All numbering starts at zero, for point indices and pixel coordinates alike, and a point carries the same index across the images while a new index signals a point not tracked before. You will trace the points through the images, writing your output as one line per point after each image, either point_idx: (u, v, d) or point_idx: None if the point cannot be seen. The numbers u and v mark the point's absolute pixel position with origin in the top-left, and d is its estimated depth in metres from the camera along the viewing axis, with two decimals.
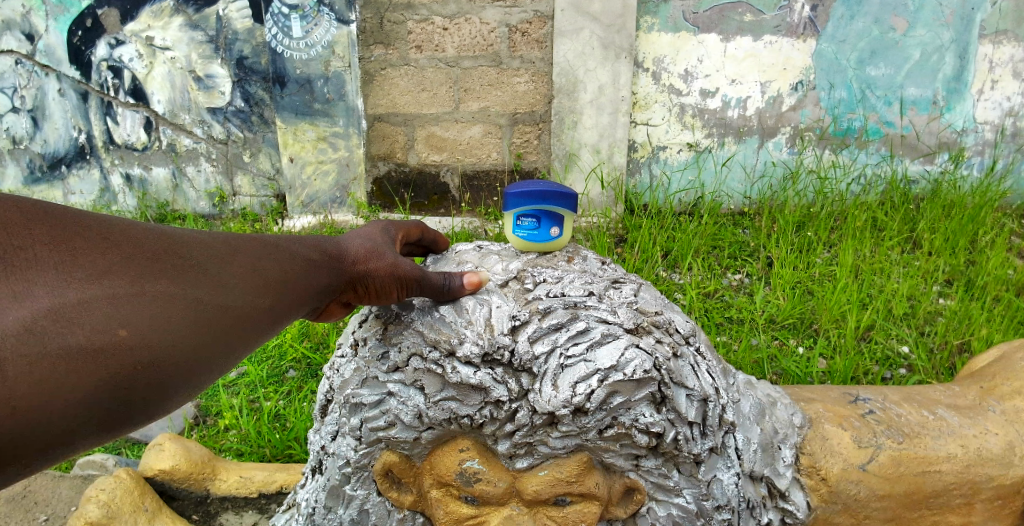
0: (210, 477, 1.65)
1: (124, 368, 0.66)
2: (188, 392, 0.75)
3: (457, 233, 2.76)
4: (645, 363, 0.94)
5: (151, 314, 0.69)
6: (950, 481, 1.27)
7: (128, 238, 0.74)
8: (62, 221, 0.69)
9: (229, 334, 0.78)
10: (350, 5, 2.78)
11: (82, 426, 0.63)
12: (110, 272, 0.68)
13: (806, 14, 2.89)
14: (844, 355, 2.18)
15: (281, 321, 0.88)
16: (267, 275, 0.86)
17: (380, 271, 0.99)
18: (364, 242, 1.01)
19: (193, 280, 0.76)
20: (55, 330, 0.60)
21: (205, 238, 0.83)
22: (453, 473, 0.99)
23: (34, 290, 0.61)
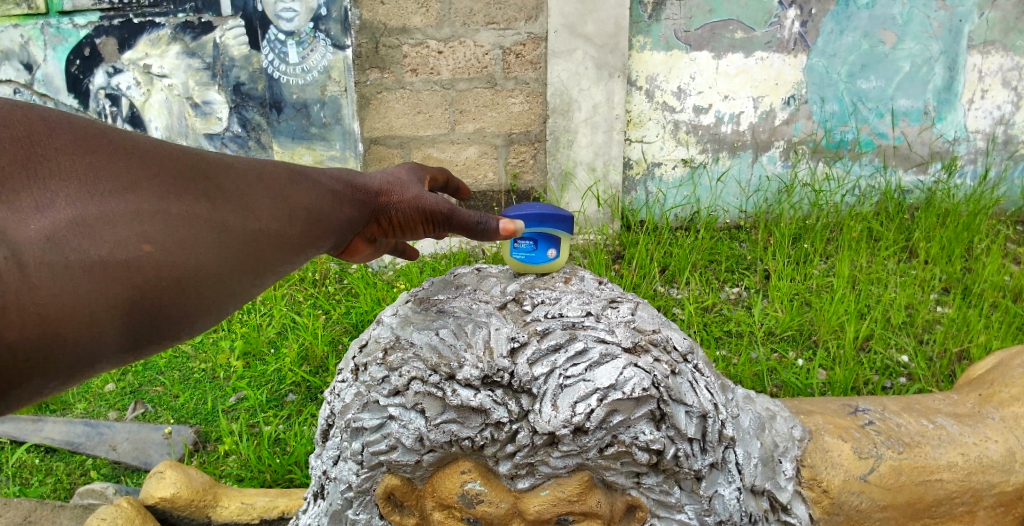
0: (212, 503, 1.64)
1: (149, 285, 0.66)
2: (213, 315, 0.77)
3: (454, 253, 2.79)
4: (643, 381, 0.95)
5: (176, 233, 0.70)
6: (952, 490, 1.27)
7: (152, 155, 0.74)
8: (84, 134, 0.69)
9: (254, 259, 0.80)
10: (346, 30, 2.84)
11: (109, 340, 0.64)
12: (133, 188, 0.69)
13: (796, 30, 2.93)
14: (844, 365, 2.18)
15: (299, 253, 0.89)
16: (291, 203, 0.89)
17: (402, 205, 1.09)
18: (388, 176, 1.11)
19: (217, 203, 0.77)
20: (77, 243, 0.61)
21: (230, 163, 0.84)
22: (454, 495, 0.99)
23: (54, 202, 0.61)
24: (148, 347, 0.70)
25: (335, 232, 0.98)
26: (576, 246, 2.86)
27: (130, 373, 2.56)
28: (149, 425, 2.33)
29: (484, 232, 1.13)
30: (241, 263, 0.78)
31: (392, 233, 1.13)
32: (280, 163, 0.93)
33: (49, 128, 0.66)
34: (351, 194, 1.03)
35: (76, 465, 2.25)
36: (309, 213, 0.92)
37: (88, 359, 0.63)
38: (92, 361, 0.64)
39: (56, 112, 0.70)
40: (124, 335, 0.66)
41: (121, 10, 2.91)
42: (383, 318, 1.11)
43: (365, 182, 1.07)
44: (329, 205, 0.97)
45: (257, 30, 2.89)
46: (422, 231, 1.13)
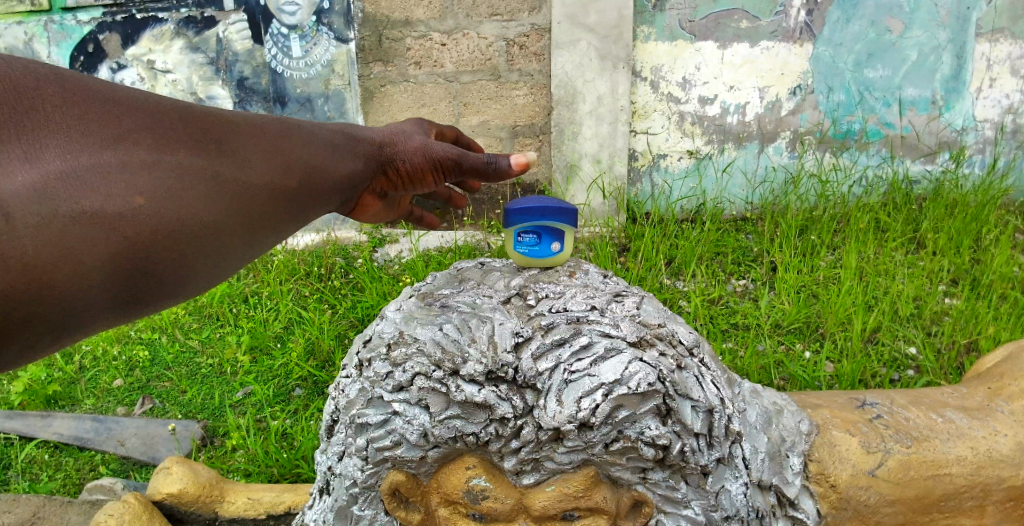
0: (218, 499, 1.65)
1: (140, 236, 0.72)
2: (205, 268, 0.82)
3: (459, 246, 2.78)
4: (649, 376, 0.94)
5: (164, 186, 0.75)
6: (961, 484, 1.26)
7: (140, 110, 0.79)
8: (74, 88, 0.73)
9: (241, 212, 0.86)
10: (348, 23, 2.85)
11: (104, 290, 0.70)
12: (121, 141, 0.74)
13: (802, 19, 2.90)
14: (851, 358, 2.17)
15: (285, 209, 0.95)
16: (276, 159, 0.94)
17: (408, 155, 1.22)
18: (390, 131, 1.23)
19: (205, 157, 0.83)
20: (69, 195, 0.66)
21: (218, 119, 0.89)
22: (460, 491, 0.99)
23: (46, 153, 0.66)
24: (143, 298, 0.76)
25: (321, 189, 1.04)
26: (582, 240, 2.84)
27: (137, 369, 2.56)
28: (157, 420, 2.34)
29: (495, 172, 1.20)
30: (228, 217, 0.83)
31: (402, 183, 1.24)
32: (266, 121, 0.98)
33: (41, 81, 0.71)
34: (334, 151, 1.09)
35: (85, 460, 2.27)
36: (294, 170, 0.97)
37: (84, 307, 0.69)
38: (89, 308, 0.69)
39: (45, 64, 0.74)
40: (120, 285, 0.71)
41: (124, 6, 2.90)
42: (386, 313, 1.11)
43: (365, 136, 1.18)
44: (313, 161, 1.02)
45: (259, 24, 2.89)
46: (431, 179, 1.24)
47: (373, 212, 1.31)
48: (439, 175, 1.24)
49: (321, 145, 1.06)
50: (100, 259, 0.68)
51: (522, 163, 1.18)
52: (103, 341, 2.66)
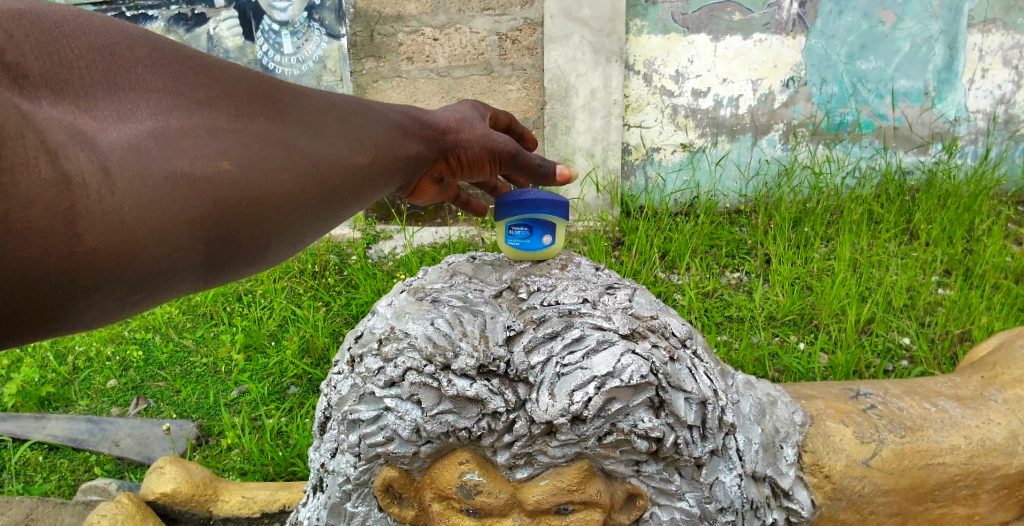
0: (212, 498, 1.64)
1: (225, 203, 0.66)
2: (283, 244, 0.75)
3: (454, 242, 2.77)
4: (641, 368, 0.94)
5: (251, 152, 0.69)
6: (955, 473, 1.26)
7: (232, 77, 0.74)
8: (168, 52, 0.70)
9: (327, 187, 0.77)
10: (340, 19, 2.83)
11: (183, 259, 0.64)
12: (211, 105, 0.69)
13: (794, 11, 2.90)
14: (846, 350, 2.17)
15: (374, 186, 0.86)
16: (363, 133, 0.85)
17: (471, 143, 1.08)
18: (454, 114, 1.08)
19: (292, 127, 0.75)
20: (155, 154, 0.62)
21: (305, 90, 0.82)
22: (453, 486, 0.98)
23: (137, 113, 0.64)
24: (220, 271, 0.70)
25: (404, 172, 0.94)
26: (576, 234, 2.84)
27: (131, 369, 2.55)
28: (152, 420, 2.33)
29: (542, 177, 1.17)
30: (313, 190, 0.75)
31: (459, 170, 1.10)
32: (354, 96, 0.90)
33: (135, 42, 0.68)
34: (412, 131, 0.97)
35: (80, 461, 2.25)
36: (381, 146, 0.88)
37: (162, 276, 0.63)
38: (165, 278, 0.64)
39: (139, 27, 0.71)
40: (198, 255, 0.66)
41: (112, 3, 2.87)
42: (377, 308, 1.10)
43: (434, 119, 1.03)
44: (399, 139, 0.93)
45: (250, 20, 2.87)
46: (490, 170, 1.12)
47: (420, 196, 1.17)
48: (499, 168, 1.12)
49: (401, 122, 0.95)
50: (181, 225, 0.62)
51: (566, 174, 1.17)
52: (95, 343, 2.66)
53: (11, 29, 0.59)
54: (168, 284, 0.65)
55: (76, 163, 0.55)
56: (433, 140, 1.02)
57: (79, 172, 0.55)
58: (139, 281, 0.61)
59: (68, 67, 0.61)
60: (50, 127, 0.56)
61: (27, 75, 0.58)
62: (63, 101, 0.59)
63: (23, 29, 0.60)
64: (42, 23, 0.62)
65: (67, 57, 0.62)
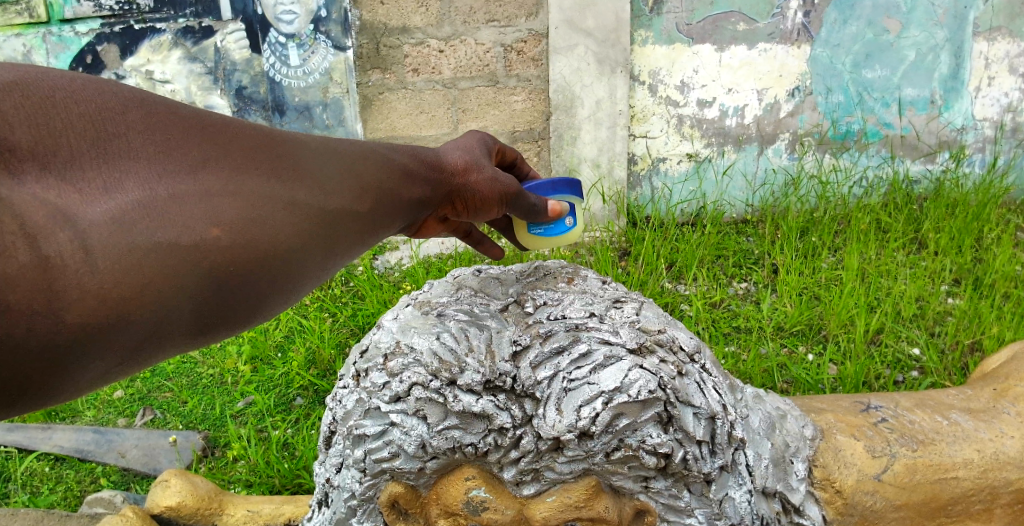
0: (216, 512, 1.63)
1: (218, 269, 0.63)
2: (277, 297, 0.73)
3: (459, 253, 2.77)
4: (649, 383, 0.93)
5: (247, 214, 0.67)
6: (967, 488, 1.24)
7: (230, 135, 0.71)
8: (166, 115, 0.68)
9: (326, 237, 0.76)
10: (346, 31, 2.84)
11: (173, 326, 0.62)
12: (207, 169, 0.66)
13: (799, 20, 2.90)
14: (855, 360, 2.15)
15: (371, 234, 0.85)
16: (363, 180, 0.84)
17: (479, 186, 1.11)
18: (463, 156, 1.11)
19: (293, 179, 0.73)
20: (142, 225, 0.58)
21: (303, 137, 0.81)
22: (460, 502, 0.98)
23: (124, 182, 0.60)
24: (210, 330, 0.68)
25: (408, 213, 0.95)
26: (583, 244, 2.84)
27: (138, 380, 2.55)
28: (157, 432, 2.33)
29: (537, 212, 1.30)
30: (312, 242, 0.74)
31: (465, 213, 1.13)
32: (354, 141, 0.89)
33: (130, 109, 0.66)
34: (416, 173, 0.98)
35: (86, 473, 2.25)
36: (380, 192, 0.87)
37: (152, 344, 0.61)
38: (155, 345, 0.62)
39: (139, 91, 0.69)
40: (188, 320, 0.63)
41: (122, 17, 2.87)
42: (383, 323, 1.09)
43: (442, 160, 1.06)
44: (400, 183, 0.92)
45: (257, 32, 2.89)
46: (496, 210, 1.17)
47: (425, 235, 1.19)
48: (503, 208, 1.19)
49: (402, 166, 0.94)
50: (170, 295, 0.60)
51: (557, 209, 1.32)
52: None
53: (3, 100, 0.58)
54: (159, 348, 0.63)
55: (57, 244, 0.52)
56: (442, 183, 1.05)
57: (59, 253, 0.52)
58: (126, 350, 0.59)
59: (57, 136, 0.59)
60: (28, 206, 0.52)
61: (13, 149, 0.56)
62: (49, 174, 0.56)
63: (12, 97, 0.59)
64: (35, 93, 0.61)
65: (56, 127, 0.60)
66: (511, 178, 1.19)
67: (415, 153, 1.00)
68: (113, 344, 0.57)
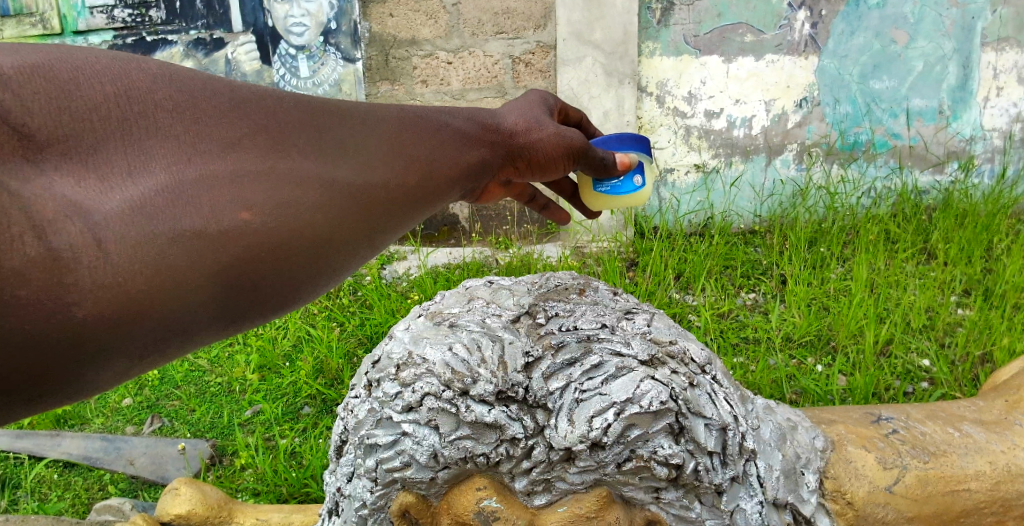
0: (226, 520, 1.63)
1: (251, 256, 0.61)
2: (327, 281, 0.72)
3: (467, 263, 2.79)
4: (661, 394, 0.93)
5: (279, 196, 0.64)
6: (980, 500, 1.24)
7: (263, 110, 0.68)
8: (195, 92, 0.65)
9: (371, 219, 0.73)
10: (356, 44, 2.88)
11: (206, 314, 0.60)
12: (237, 148, 0.64)
13: (806, 32, 2.91)
14: (865, 371, 2.14)
15: (417, 210, 0.81)
16: (410, 153, 0.80)
17: (542, 144, 1.05)
18: (521, 115, 1.05)
19: (331, 160, 0.70)
20: (166, 210, 0.56)
21: (347, 106, 0.76)
22: (470, 512, 0.98)
23: (151, 165, 0.58)
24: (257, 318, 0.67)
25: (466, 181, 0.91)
26: (591, 254, 2.84)
27: (146, 388, 2.57)
28: (166, 439, 2.34)
29: (603, 167, 1.27)
30: (358, 227, 0.72)
31: (529, 173, 1.08)
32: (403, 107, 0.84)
33: (158, 85, 0.63)
34: (472, 139, 0.93)
35: (94, 479, 2.26)
36: (430, 165, 0.82)
37: (181, 335, 0.59)
38: (188, 336, 0.60)
39: (166, 65, 0.67)
40: (223, 308, 0.61)
41: (134, 28, 2.96)
42: (395, 333, 1.10)
43: (498, 121, 1.01)
44: (451, 152, 0.87)
45: (267, 45, 2.93)
46: (562, 168, 1.12)
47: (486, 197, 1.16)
48: (569, 164, 1.13)
49: (454, 133, 0.89)
50: (201, 282, 0.57)
51: (626, 162, 1.33)
52: None
53: (22, 84, 0.55)
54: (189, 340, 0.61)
55: (67, 237, 0.50)
56: (499, 144, 0.99)
57: (71, 247, 0.49)
58: (150, 343, 0.56)
59: (81, 119, 0.57)
60: (37, 198, 0.50)
61: (34, 136, 0.54)
62: (71, 161, 0.54)
63: (31, 80, 0.56)
64: (51, 72, 0.58)
65: (79, 109, 0.57)
66: (576, 133, 1.13)
67: (471, 116, 0.95)
68: (140, 336, 0.55)
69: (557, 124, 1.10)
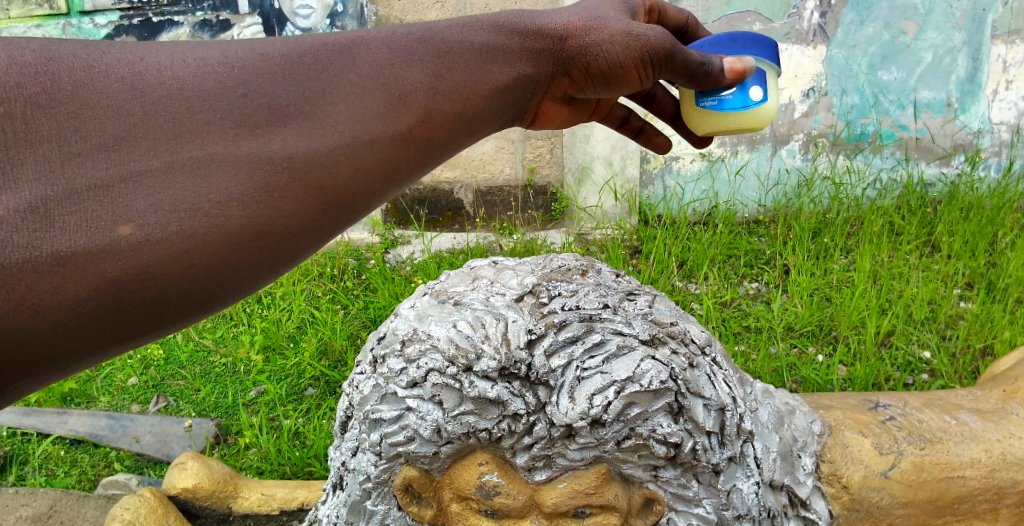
0: (232, 494, 1.67)
1: (139, 271, 0.59)
2: (294, 261, 0.73)
3: (471, 248, 2.79)
4: (661, 374, 0.96)
5: (167, 203, 0.61)
6: (973, 487, 1.25)
7: (150, 98, 0.65)
8: (72, 83, 0.61)
9: (367, 172, 0.77)
10: (362, 26, 2.87)
11: (104, 334, 0.59)
12: (119, 148, 0.61)
13: (815, 21, 2.89)
14: (865, 361, 2.16)
15: (419, 147, 0.85)
16: (404, 91, 0.83)
17: (601, 45, 1.03)
18: (584, 15, 1.04)
19: (267, 133, 0.70)
20: (27, 232, 0.54)
21: (329, 44, 0.79)
22: (472, 487, 1.00)
23: (26, 173, 0.56)
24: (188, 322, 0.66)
25: (497, 101, 0.96)
26: (594, 241, 2.85)
27: (151, 367, 2.59)
28: (171, 418, 2.37)
29: (706, 76, 1.12)
30: (315, 202, 0.72)
31: (591, 84, 1.08)
32: (395, 33, 0.87)
33: (27, 79, 0.59)
34: (499, 54, 0.96)
35: (100, 457, 2.30)
36: (429, 100, 0.85)
37: (77, 353, 0.59)
38: (88, 354, 0.60)
39: (41, 47, 0.62)
40: (124, 326, 0.60)
41: (140, 9, 2.97)
42: (400, 311, 1.12)
43: (545, 25, 1.00)
44: (465, 82, 0.91)
45: (274, 27, 2.92)
46: (636, 76, 1.07)
47: (558, 118, 1.21)
48: (647, 70, 1.06)
49: (473, 53, 0.92)
50: (76, 304, 0.56)
51: (737, 69, 1.14)
52: None
53: None
54: (92, 357, 0.60)
55: None
56: (544, 53, 1.01)
57: None
58: (37, 362, 0.57)
59: None
60: None
61: None
62: None
63: None
64: None
65: None
66: (660, 30, 1.03)
67: (503, 25, 0.97)
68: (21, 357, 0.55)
69: (630, 22, 1.04)
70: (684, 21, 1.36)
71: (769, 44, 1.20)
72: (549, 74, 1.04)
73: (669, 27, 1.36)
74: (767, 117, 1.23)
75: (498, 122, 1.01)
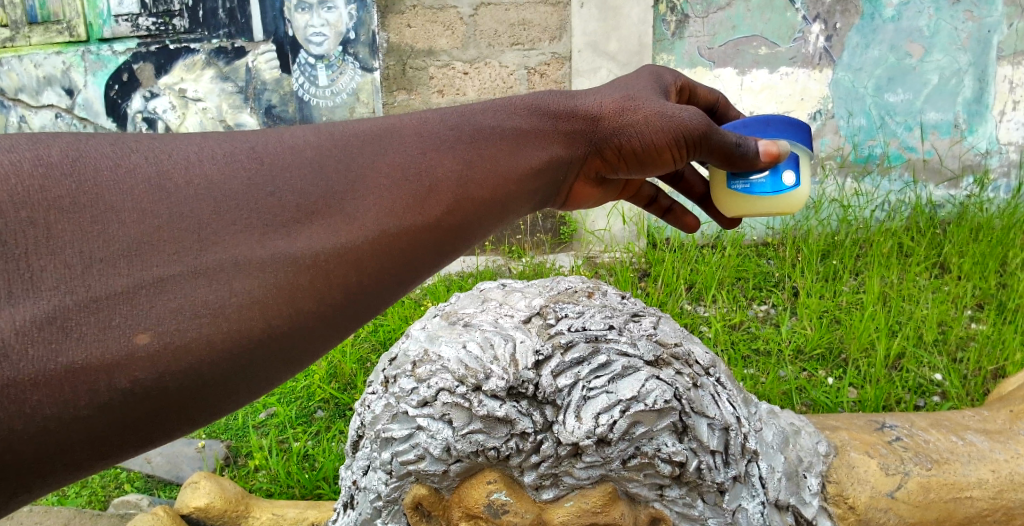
0: (243, 514, 1.69)
1: (151, 381, 0.57)
2: (305, 360, 0.69)
3: (480, 271, 2.84)
4: (665, 393, 0.98)
5: (188, 308, 0.59)
6: (983, 507, 1.26)
7: (177, 197, 0.63)
8: (98, 184, 0.60)
9: (381, 270, 0.73)
10: (373, 53, 2.94)
11: (114, 439, 0.57)
12: (141, 252, 0.59)
13: (821, 45, 2.95)
14: (875, 384, 2.16)
15: (440, 237, 0.81)
16: (433, 179, 0.80)
17: (633, 127, 1.02)
18: (616, 96, 1.04)
19: (291, 232, 0.67)
20: (39, 345, 0.52)
21: (356, 133, 0.78)
22: (481, 505, 1.02)
23: (41, 281, 0.54)
24: (198, 423, 0.64)
25: (531, 182, 0.95)
26: (602, 264, 2.87)
27: None
28: (181, 440, 2.40)
29: (743, 158, 1.13)
30: (336, 294, 0.69)
31: (624, 164, 1.07)
32: (428, 121, 0.85)
33: (51, 180, 0.58)
34: (531, 135, 0.95)
35: (110, 478, 2.33)
36: (456, 190, 0.82)
37: (83, 459, 0.57)
38: (96, 458, 0.58)
39: (68, 147, 0.61)
40: (131, 431, 0.58)
41: (158, 37, 3.07)
42: (412, 332, 1.15)
43: (578, 106, 1.00)
44: (494, 166, 0.88)
45: (288, 53, 3.00)
46: (670, 156, 1.06)
47: (592, 200, 1.19)
48: (680, 150, 1.06)
49: (504, 136, 0.91)
50: (84, 415, 0.54)
51: (772, 151, 1.16)
52: None
53: None
54: (101, 460, 0.59)
55: None
56: (578, 135, 1.01)
57: None
58: (45, 467, 0.55)
59: None
60: None
61: None
62: None
63: None
64: None
65: None
66: (696, 112, 1.04)
67: (537, 107, 0.97)
68: (24, 461, 0.53)
69: (664, 104, 1.04)
70: (715, 99, 1.41)
71: (802, 126, 1.23)
72: (582, 156, 1.03)
73: (701, 106, 1.40)
74: (800, 201, 1.25)
75: (530, 204, 0.99)
